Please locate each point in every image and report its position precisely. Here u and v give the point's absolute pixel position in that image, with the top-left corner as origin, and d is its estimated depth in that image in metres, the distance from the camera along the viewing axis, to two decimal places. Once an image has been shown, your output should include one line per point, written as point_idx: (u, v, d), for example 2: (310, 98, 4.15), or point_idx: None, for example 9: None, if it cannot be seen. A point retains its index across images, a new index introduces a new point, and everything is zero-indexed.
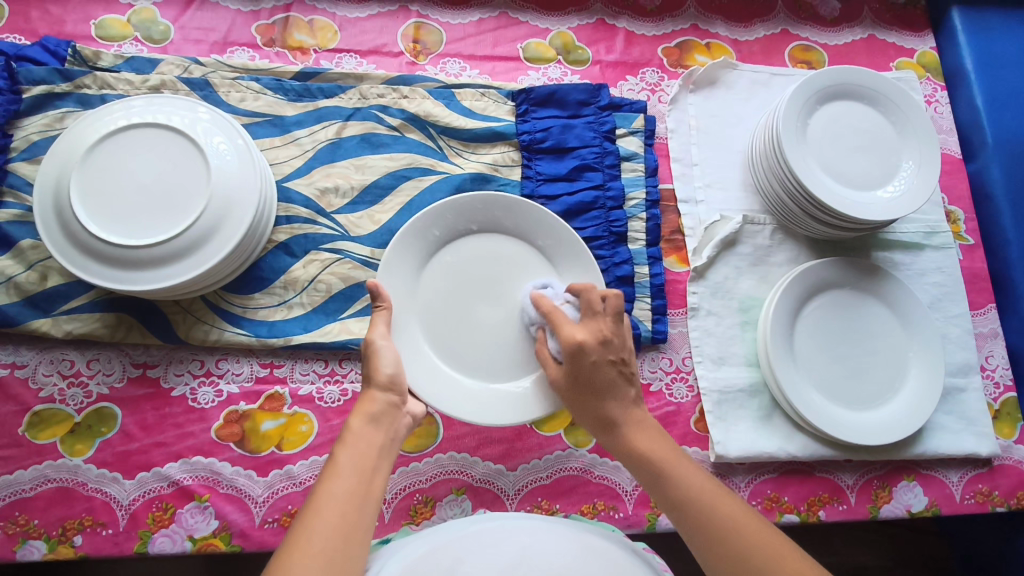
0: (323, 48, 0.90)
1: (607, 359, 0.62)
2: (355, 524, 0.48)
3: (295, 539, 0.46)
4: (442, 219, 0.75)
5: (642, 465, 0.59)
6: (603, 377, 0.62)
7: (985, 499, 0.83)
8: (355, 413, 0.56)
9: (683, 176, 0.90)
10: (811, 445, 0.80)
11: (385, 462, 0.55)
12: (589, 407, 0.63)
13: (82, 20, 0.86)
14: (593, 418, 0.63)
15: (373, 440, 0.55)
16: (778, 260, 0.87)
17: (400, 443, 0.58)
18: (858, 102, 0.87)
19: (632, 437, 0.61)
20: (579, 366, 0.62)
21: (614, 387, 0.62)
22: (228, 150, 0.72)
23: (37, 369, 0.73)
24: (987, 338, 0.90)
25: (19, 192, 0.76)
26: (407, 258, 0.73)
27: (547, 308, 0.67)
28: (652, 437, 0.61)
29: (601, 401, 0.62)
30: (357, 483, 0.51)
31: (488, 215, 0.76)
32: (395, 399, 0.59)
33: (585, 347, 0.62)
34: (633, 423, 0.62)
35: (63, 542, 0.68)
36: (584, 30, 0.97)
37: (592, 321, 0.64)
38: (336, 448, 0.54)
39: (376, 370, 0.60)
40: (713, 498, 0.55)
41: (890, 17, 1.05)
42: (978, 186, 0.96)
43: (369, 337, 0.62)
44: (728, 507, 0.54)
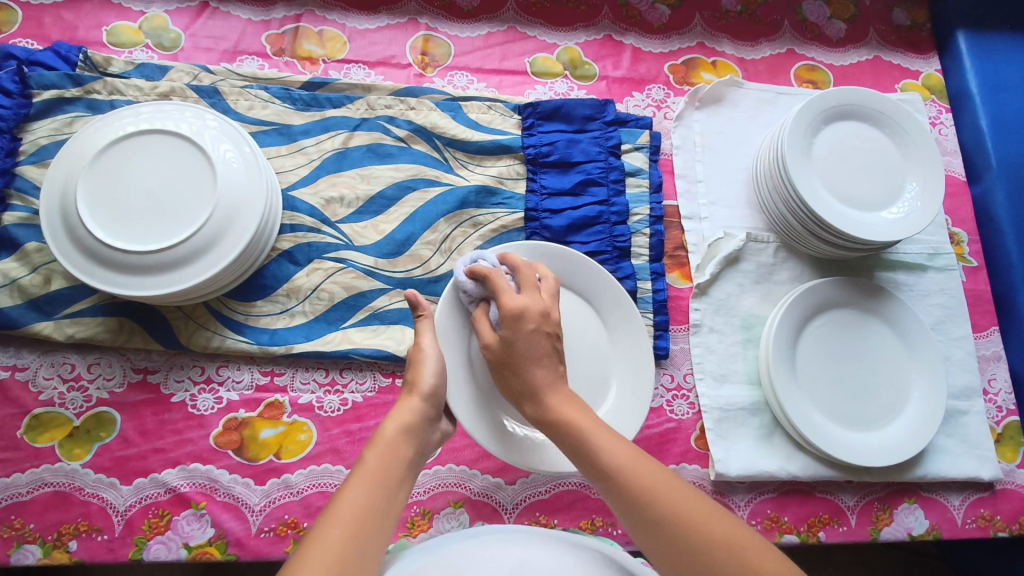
0: (332, 58, 0.91)
1: (544, 330, 0.59)
2: (373, 527, 0.47)
3: (316, 537, 0.45)
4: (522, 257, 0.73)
5: (566, 432, 0.54)
6: (535, 348, 0.58)
7: (988, 523, 0.82)
8: (389, 420, 0.57)
9: (686, 193, 0.90)
10: (812, 465, 0.80)
11: (410, 476, 0.55)
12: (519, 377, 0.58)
13: (94, 26, 0.87)
14: (513, 390, 0.59)
15: (403, 450, 0.55)
16: (782, 278, 0.87)
17: (426, 458, 0.58)
18: (862, 122, 0.87)
19: (551, 401, 0.56)
20: (516, 333, 0.58)
21: (540, 359, 0.58)
22: (235, 157, 0.72)
23: (38, 371, 0.73)
24: (990, 360, 0.90)
25: (26, 195, 0.76)
26: None
27: (484, 274, 0.62)
28: (576, 407, 0.56)
29: (524, 370, 0.58)
30: (384, 491, 0.50)
31: (555, 268, 0.74)
32: (430, 411, 0.59)
33: (526, 313, 0.59)
34: (557, 394, 0.57)
35: (58, 547, 0.68)
36: (592, 46, 0.98)
37: (530, 292, 0.62)
38: (366, 453, 0.54)
39: (419, 378, 0.60)
40: (637, 465, 0.50)
41: (895, 39, 1.06)
42: (982, 208, 0.96)
43: (417, 344, 0.64)
44: (654, 474, 0.49)
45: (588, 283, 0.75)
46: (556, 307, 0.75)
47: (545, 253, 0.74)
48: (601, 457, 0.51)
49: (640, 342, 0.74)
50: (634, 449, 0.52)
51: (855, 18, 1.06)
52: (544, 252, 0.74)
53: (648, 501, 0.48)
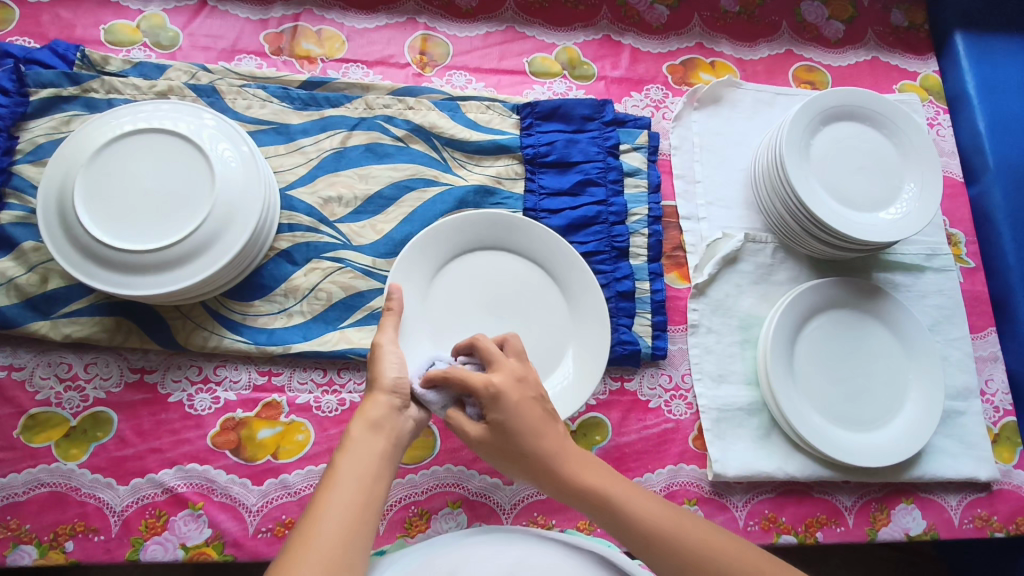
0: (331, 57, 0.90)
1: (529, 396, 0.57)
2: (354, 532, 0.47)
3: (296, 551, 0.45)
4: (455, 233, 0.77)
5: (597, 505, 0.54)
6: (528, 418, 0.56)
7: (985, 524, 0.82)
8: (356, 419, 0.55)
9: (685, 193, 0.91)
10: (810, 466, 0.80)
11: (388, 468, 0.54)
12: (519, 458, 0.56)
13: (91, 25, 0.87)
14: (526, 466, 0.56)
15: (373, 446, 0.53)
16: (779, 279, 0.87)
17: (405, 446, 0.57)
18: (861, 123, 0.87)
19: (570, 466, 0.56)
20: (505, 412, 0.55)
21: (541, 429, 0.56)
22: (233, 156, 0.72)
23: (35, 371, 0.73)
24: (987, 361, 0.90)
25: (23, 194, 0.76)
26: (420, 265, 0.74)
27: (443, 376, 0.58)
28: (596, 471, 0.56)
29: (533, 442, 0.56)
30: (359, 491, 0.50)
31: (495, 236, 0.78)
32: (398, 401, 0.57)
33: (504, 392, 0.56)
34: (576, 459, 0.56)
35: (55, 547, 0.67)
36: (590, 46, 0.98)
37: (501, 366, 0.58)
38: (337, 457, 0.52)
39: (381, 373, 0.58)
40: (679, 525, 0.52)
41: (893, 40, 1.06)
42: (979, 209, 0.96)
43: (377, 342, 0.61)
44: (695, 531, 0.52)
45: (546, 253, 0.78)
46: (518, 276, 0.78)
47: (508, 223, 0.78)
48: (641, 526, 0.52)
49: (588, 287, 0.76)
50: (667, 507, 0.54)
51: (853, 19, 1.06)
52: (477, 221, 0.77)
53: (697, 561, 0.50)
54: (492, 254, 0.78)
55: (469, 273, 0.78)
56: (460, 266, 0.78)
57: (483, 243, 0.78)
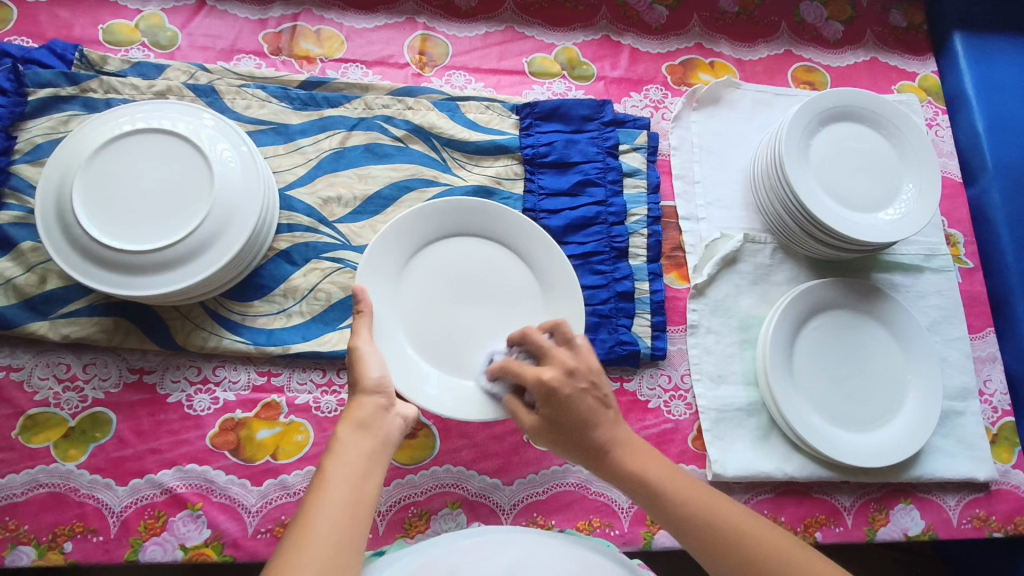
0: (330, 58, 0.90)
1: (581, 391, 0.60)
2: (348, 532, 0.47)
3: (289, 554, 0.45)
4: (421, 224, 0.76)
5: (640, 487, 0.58)
6: (581, 407, 0.59)
7: (983, 524, 0.82)
8: (342, 421, 0.55)
9: (684, 193, 0.91)
10: (809, 466, 0.80)
11: (378, 467, 0.54)
12: (577, 441, 0.60)
13: (90, 25, 0.86)
14: (579, 450, 0.60)
15: (361, 446, 0.54)
16: (778, 279, 0.87)
17: (395, 445, 0.57)
18: (859, 124, 0.87)
19: (618, 451, 0.59)
20: (556, 406, 0.59)
21: (599, 416, 0.60)
22: (232, 157, 0.72)
23: (33, 372, 0.73)
24: (985, 361, 0.90)
25: (21, 194, 0.76)
26: (386, 258, 0.74)
27: (501, 370, 0.64)
28: (640, 455, 0.60)
29: (583, 434, 0.59)
30: (349, 491, 0.50)
31: (461, 222, 0.77)
32: (383, 402, 0.58)
33: (553, 385, 0.59)
34: (623, 444, 0.60)
35: (53, 548, 0.67)
36: (590, 46, 0.98)
37: (554, 357, 0.62)
38: (325, 458, 0.53)
39: (361, 375, 0.59)
40: (715, 509, 0.56)
41: (892, 41, 1.06)
42: (978, 209, 0.96)
43: (353, 343, 0.61)
44: (730, 516, 0.55)
45: (515, 234, 0.78)
46: (487, 260, 0.78)
47: (471, 208, 0.77)
48: (679, 508, 0.56)
49: (558, 264, 0.76)
50: (704, 493, 0.57)
51: (852, 20, 1.06)
52: (442, 209, 0.76)
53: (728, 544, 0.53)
54: (460, 241, 0.78)
55: (439, 262, 0.77)
56: (429, 256, 0.77)
57: (449, 232, 0.78)
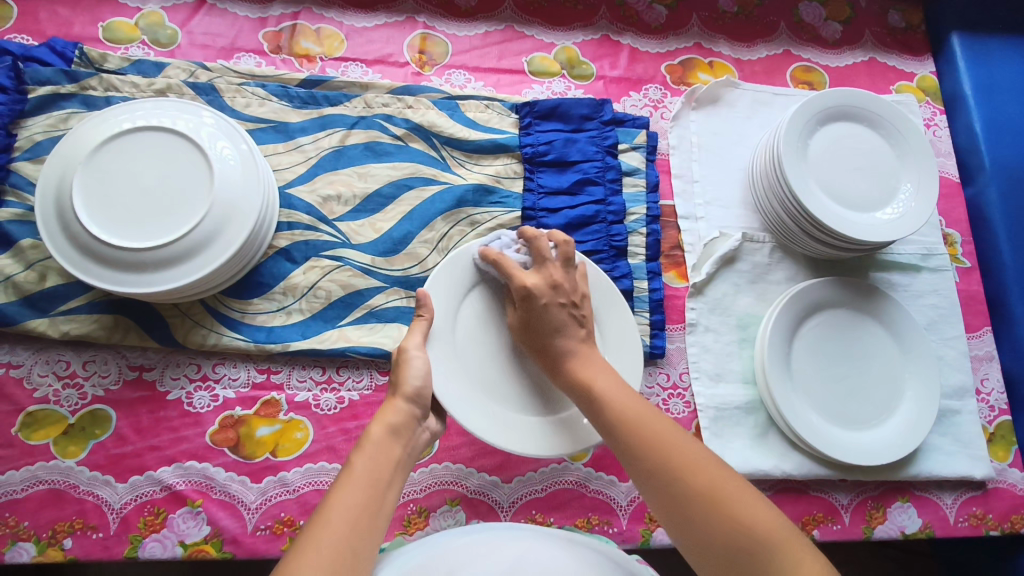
0: (330, 56, 0.90)
1: (556, 302, 0.66)
2: (364, 530, 0.48)
3: (310, 540, 0.46)
4: (486, 253, 0.74)
5: (586, 399, 0.61)
6: (553, 318, 0.66)
7: (979, 522, 0.83)
8: (375, 421, 0.56)
9: (683, 192, 0.91)
10: (807, 464, 0.80)
11: (399, 475, 0.54)
12: (542, 344, 0.66)
13: (89, 23, 0.86)
14: (545, 357, 0.66)
15: (389, 451, 0.54)
16: (776, 278, 0.87)
17: (416, 457, 0.58)
18: (857, 123, 0.88)
19: (568, 357, 0.65)
20: (531, 310, 0.66)
21: (559, 327, 0.66)
22: (232, 155, 0.72)
23: (33, 369, 0.73)
24: (983, 360, 0.91)
25: (20, 191, 0.76)
26: (449, 285, 0.71)
27: (495, 258, 0.69)
28: (590, 366, 0.63)
29: (549, 339, 0.66)
30: (374, 491, 0.50)
31: None
32: (417, 412, 0.59)
33: (534, 292, 0.66)
34: (584, 360, 0.64)
35: (53, 545, 0.67)
36: (589, 46, 0.98)
37: (543, 268, 0.68)
38: (353, 457, 0.53)
39: (404, 381, 0.60)
40: (640, 413, 0.56)
41: (890, 41, 1.06)
42: (975, 210, 0.97)
43: (404, 346, 0.63)
44: (661, 427, 0.55)
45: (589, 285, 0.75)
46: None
47: None
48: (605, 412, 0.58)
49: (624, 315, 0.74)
50: (639, 402, 0.58)
51: (850, 20, 1.06)
52: (510, 242, 0.75)
53: (638, 441, 0.54)
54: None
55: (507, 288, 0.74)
56: (500, 280, 0.74)
57: None
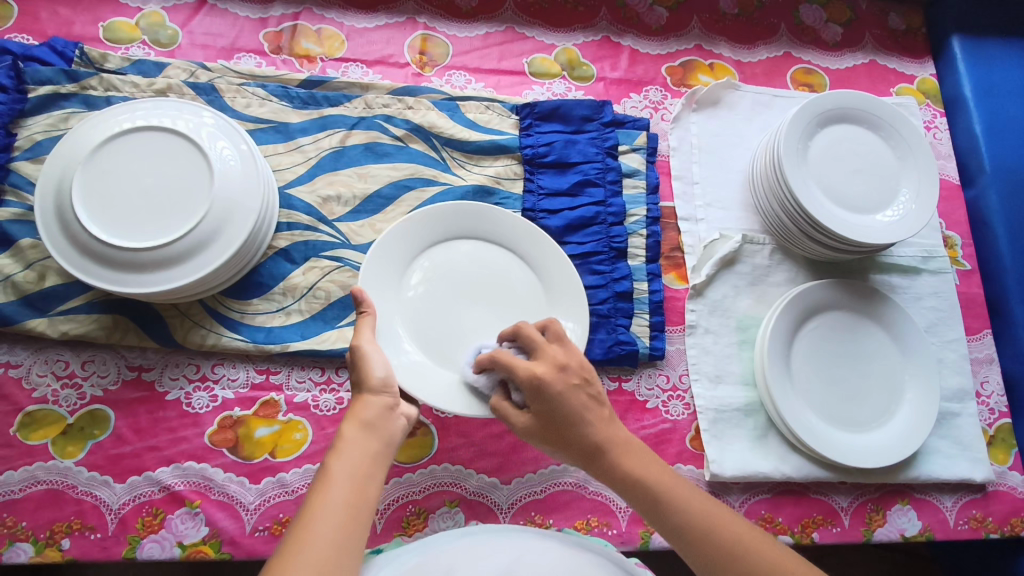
0: (330, 57, 0.90)
1: (572, 384, 0.59)
2: (349, 530, 0.48)
3: (292, 549, 0.45)
4: (420, 226, 0.76)
5: (635, 489, 0.58)
6: (573, 404, 0.58)
7: (979, 525, 0.83)
8: (346, 420, 0.55)
9: (683, 194, 0.91)
10: (806, 466, 0.80)
11: (381, 467, 0.54)
12: (570, 439, 0.59)
13: (90, 23, 0.86)
14: (575, 449, 0.59)
15: (366, 446, 0.54)
16: (776, 280, 0.87)
17: (399, 446, 0.57)
18: (857, 125, 0.88)
19: (616, 457, 0.58)
20: (549, 401, 0.58)
21: (586, 413, 0.59)
22: (232, 155, 0.72)
23: (31, 369, 0.73)
24: (983, 363, 0.91)
25: (20, 191, 0.76)
26: (387, 264, 0.74)
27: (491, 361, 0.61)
28: (639, 459, 0.59)
29: (577, 430, 0.58)
30: (351, 491, 0.50)
31: (458, 223, 0.78)
32: (389, 401, 0.58)
33: (545, 381, 0.58)
34: (620, 446, 0.59)
35: (51, 545, 0.67)
36: (590, 47, 0.98)
37: (543, 352, 0.60)
38: (329, 457, 0.52)
39: (366, 375, 0.58)
40: (711, 516, 0.56)
41: (891, 44, 1.06)
42: (976, 212, 0.97)
43: (355, 342, 0.60)
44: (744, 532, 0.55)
45: (518, 239, 0.78)
46: (491, 263, 0.78)
47: (478, 213, 0.78)
48: (676, 517, 0.56)
49: (562, 262, 0.76)
50: (709, 501, 0.57)
51: (851, 22, 1.06)
52: (443, 213, 0.77)
53: (738, 556, 0.54)
54: (462, 245, 0.78)
55: (444, 264, 0.77)
56: (431, 261, 0.77)
57: (453, 235, 0.78)
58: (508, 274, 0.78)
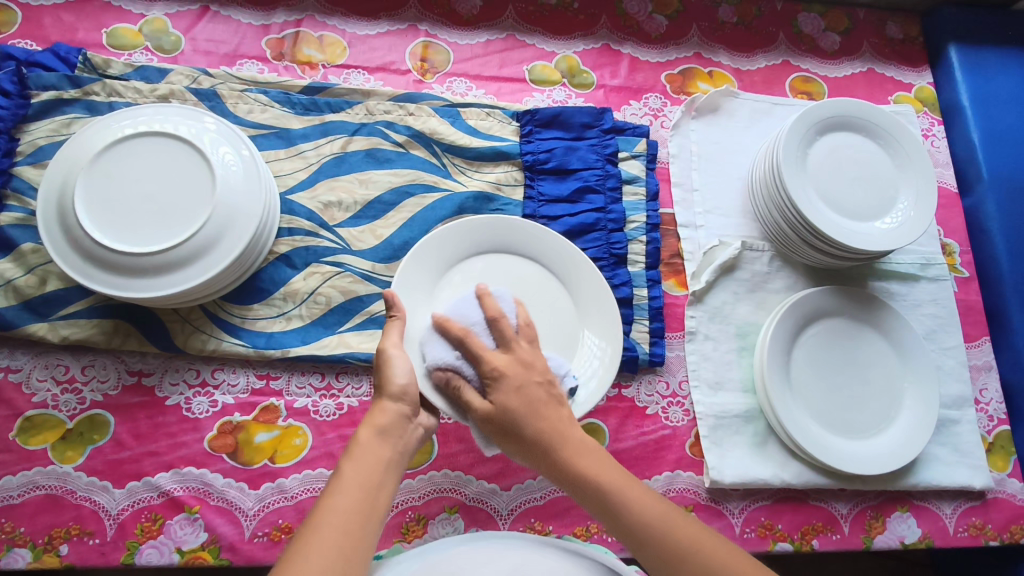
0: (332, 63, 0.91)
1: (533, 380, 0.58)
2: (356, 538, 0.47)
3: (297, 553, 0.45)
4: (456, 237, 0.75)
5: (582, 488, 0.55)
6: (532, 400, 0.57)
7: (979, 532, 0.83)
8: (362, 425, 0.55)
9: (683, 201, 0.91)
10: (806, 473, 0.80)
11: (392, 476, 0.53)
12: (520, 440, 0.57)
13: (93, 29, 0.87)
14: (523, 446, 0.57)
15: (380, 453, 0.53)
16: (776, 287, 0.88)
17: (409, 456, 0.56)
18: (857, 134, 0.88)
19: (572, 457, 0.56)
20: (507, 397, 0.56)
21: (539, 411, 0.57)
22: (234, 160, 0.73)
23: (32, 373, 0.73)
24: (981, 370, 0.91)
25: (23, 196, 0.76)
26: (422, 272, 0.73)
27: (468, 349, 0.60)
28: (596, 460, 0.56)
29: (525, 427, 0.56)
30: (363, 499, 0.50)
31: (494, 234, 0.77)
32: (406, 410, 0.57)
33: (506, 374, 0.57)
34: (572, 445, 0.56)
35: (49, 551, 0.67)
36: (590, 55, 0.99)
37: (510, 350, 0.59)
38: (343, 463, 0.52)
39: (388, 380, 0.58)
40: (672, 523, 0.53)
41: (889, 52, 1.07)
42: (974, 219, 0.97)
43: (382, 346, 0.60)
44: (707, 541, 0.52)
45: (554, 256, 0.77)
46: (519, 278, 0.77)
47: (513, 226, 0.77)
48: (630, 511, 0.53)
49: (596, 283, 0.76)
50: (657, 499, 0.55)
51: (849, 31, 1.07)
52: (481, 224, 0.76)
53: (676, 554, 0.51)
54: (487, 259, 0.77)
55: (476, 275, 0.76)
56: (466, 271, 0.76)
57: (487, 247, 0.77)
58: (541, 291, 0.77)
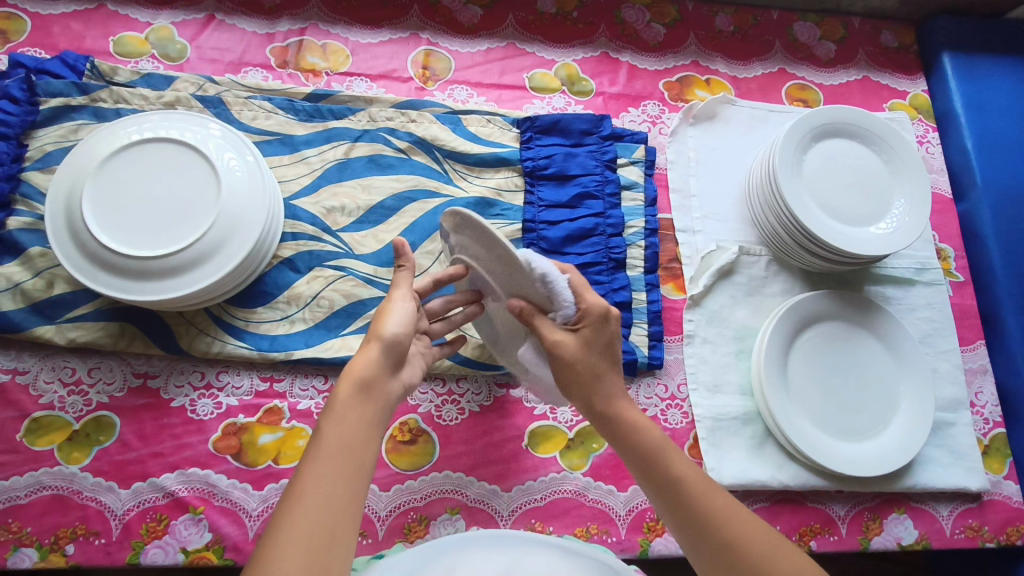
0: (335, 71, 0.92)
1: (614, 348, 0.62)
2: (343, 500, 0.47)
3: (283, 519, 0.45)
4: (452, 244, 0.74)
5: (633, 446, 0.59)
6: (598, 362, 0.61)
7: (975, 534, 0.84)
8: (342, 380, 0.54)
9: (681, 206, 0.93)
10: (804, 475, 0.81)
11: (373, 434, 0.53)
12: (586, 396, 0.61)
13: (101, 37, 0.88)
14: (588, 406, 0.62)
15: (359, 411, 0.53)
16: (773, 291, 0.89)
17: (388, 412, 0.57)
18: (851, 140, 0.90)
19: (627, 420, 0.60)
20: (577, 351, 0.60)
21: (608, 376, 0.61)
22: (239, 166, 0.74)
23: (39, 375, 0.74)
24: (977, 373, 0.92)
25: (31, 200, 0.77)
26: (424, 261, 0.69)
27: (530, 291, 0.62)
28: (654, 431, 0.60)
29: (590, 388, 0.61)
30: (344, 458, 0.49)
31: None
32: (386, 364, 0.57)
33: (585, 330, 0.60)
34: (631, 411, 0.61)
35: (55, 551, 0.68)
36: (589, 62, 1.00)
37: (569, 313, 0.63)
38: (322, 422, 0.51)
39: (382, 325, 0.59)
40: (709, 490, 0.54)
41: (883, 60, 1.09)
42: (967, 224, 0.99)
43: (389, 295, 0.63)
44: (736, 510, 0.53)
45: None
46: None
47: None
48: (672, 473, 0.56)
49: None
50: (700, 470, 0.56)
51: (844, 39, 1.09)
52: None
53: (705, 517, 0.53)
54: None
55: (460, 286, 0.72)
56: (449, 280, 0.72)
57: None
58: None
